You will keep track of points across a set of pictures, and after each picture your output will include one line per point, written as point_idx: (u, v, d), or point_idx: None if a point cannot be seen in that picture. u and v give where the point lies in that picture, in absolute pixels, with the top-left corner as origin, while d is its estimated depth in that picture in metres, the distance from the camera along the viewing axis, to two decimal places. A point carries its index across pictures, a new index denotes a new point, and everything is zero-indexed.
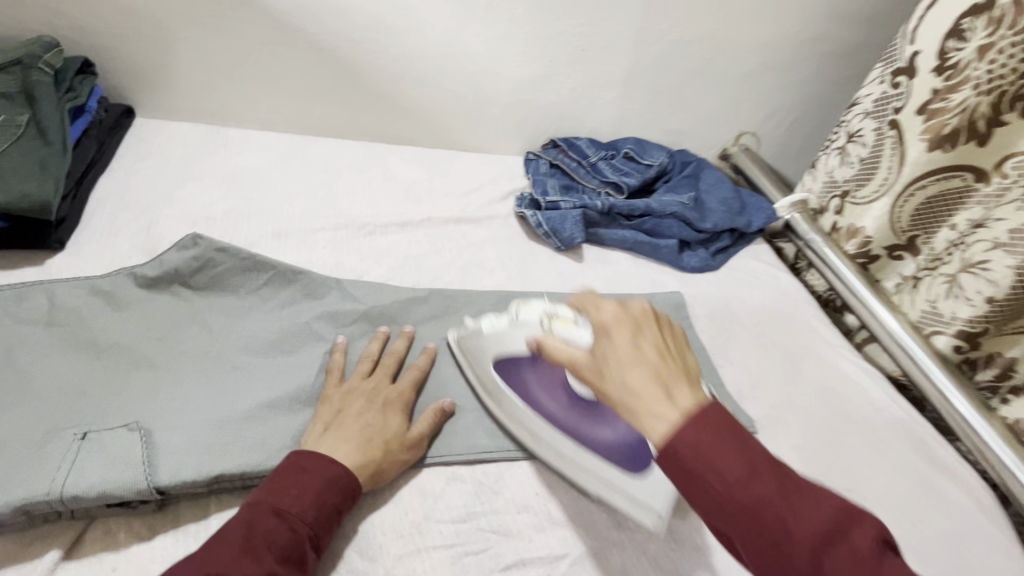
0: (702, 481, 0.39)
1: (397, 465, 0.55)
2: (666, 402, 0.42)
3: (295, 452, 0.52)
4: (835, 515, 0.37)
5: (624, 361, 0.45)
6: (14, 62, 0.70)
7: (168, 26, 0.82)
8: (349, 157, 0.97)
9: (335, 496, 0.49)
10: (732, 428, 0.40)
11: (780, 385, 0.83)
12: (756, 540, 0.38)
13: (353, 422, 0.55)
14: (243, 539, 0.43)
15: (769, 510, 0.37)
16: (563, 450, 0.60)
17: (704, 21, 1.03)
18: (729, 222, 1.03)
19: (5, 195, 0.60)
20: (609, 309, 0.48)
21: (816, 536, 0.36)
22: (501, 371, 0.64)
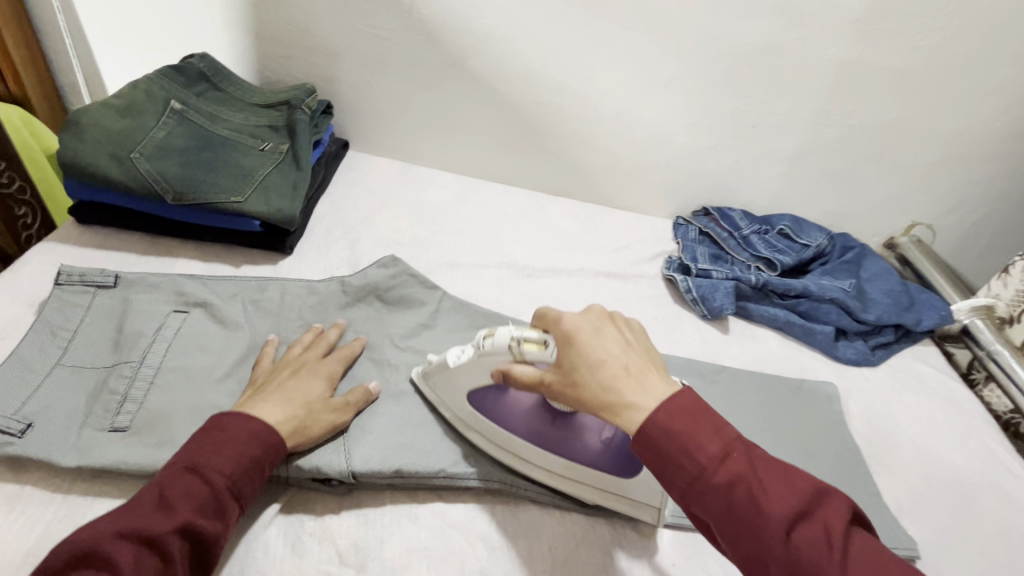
0: (681, 463, 0.45)
1: (323, 426, 0.56)
2: (642, 395, 0.48)
3: (212, 418, 0.51)
4: (809, 493, 0.43)
5: (592, 363, 0.49)
6: (285, 102, 0.87)
7: (393, 80, 0.98)
8: (514, 203, 1.06)
9: (255, 449, 0.49)
10: (708, 416, 0.46)
11: (949, 509, 0.75)
12: (729, 519, 0.43)
13: (278, 389, 0.56)
14: (157, 499, 0.43)
15: (739, 487, 0.43)
16: (554, 467, 0.58)
17: (890, 108, 0.99)
18: (896, 317, 0.96)
19: (267, 208, 0.75)
20: (568, 317, 0.52)
21: (783, 509, 0.41)
22: (478, 405, 0.60)
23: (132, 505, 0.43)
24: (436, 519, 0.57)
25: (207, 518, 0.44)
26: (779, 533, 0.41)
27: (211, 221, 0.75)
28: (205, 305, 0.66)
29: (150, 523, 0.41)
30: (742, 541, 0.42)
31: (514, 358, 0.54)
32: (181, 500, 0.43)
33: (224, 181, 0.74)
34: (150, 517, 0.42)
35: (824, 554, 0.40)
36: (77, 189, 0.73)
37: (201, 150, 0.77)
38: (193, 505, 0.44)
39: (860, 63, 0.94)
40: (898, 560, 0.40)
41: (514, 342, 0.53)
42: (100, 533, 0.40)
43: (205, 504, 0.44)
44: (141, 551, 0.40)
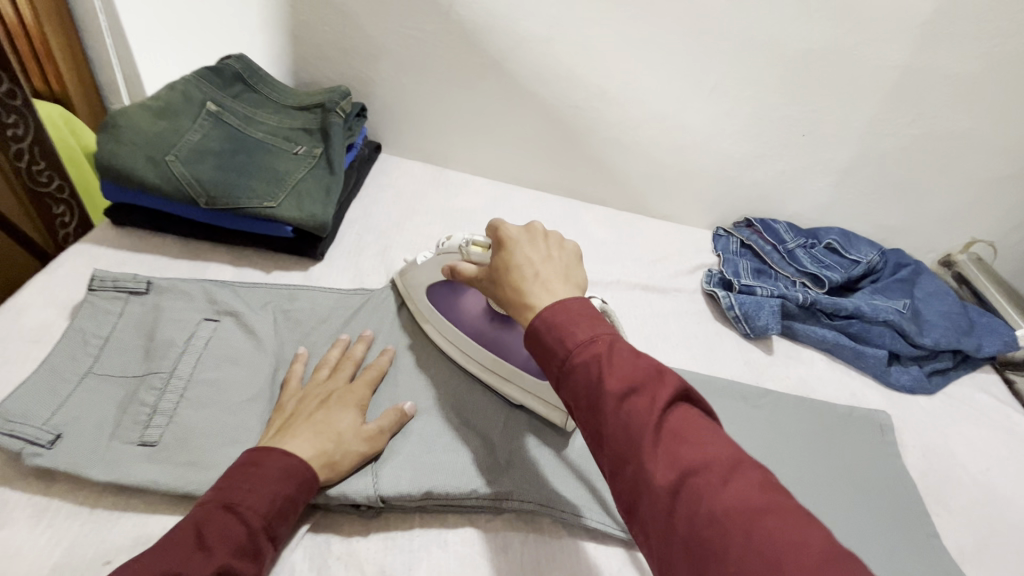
0: (551, 348, 0.45)
1: (356, 457, 0.53)
2: (543, 295, 0.49)
3: (242, 455, 0.48)
4: (651, 373, 0.41)
5: (509, 266, 0.52)
6: (319, 104, 0.86)
7: (427, 83, 0.96)
8: (548, 211, 1.03)
9: (290, 487, 0.47)
10: (583, 310, 0.46)
11: (1016, 557, 0.69)
12: (579, 398, 0.42)
13: (307, 419, 0.53)
14: (194, 539, 0.41)
15: (590, 366, 0.42)
16: (485, 360, 0.66)
17: (955, 118, 0.93)
18: (955, 341, 0.90)
19: (300, 213, 0.73)
20: (507, 228, 0.55)
21: (620, 384, 0.40)
22: (433, 298, 0.70)
23: (165, 545, 0.40)
24: (466, 546, 0.54)
25: (242, 560, 0.42)
26: (614, 406, 0.40)
27: (243, 226, 0.74)
28: (236, 313, 0.65)
29: (189, 565, 0.39)
30: (586, 415, 0.42)
31: (462, 256, 0.61)
32: (219, 541, 0.41)
33: (257, 185, 0.73)
34: (190, 557, 0.40)
35: (648, 427, 0.38)
36: (113, 192, 0.73)
37: (235, 153, 0.76)
38: (230, 546, 0.41)
39: (925, 70, 0.88)
40: (731, 442, 0.39)
41: (465, 243, 0.60)
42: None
43: (243, 545, 0.42)
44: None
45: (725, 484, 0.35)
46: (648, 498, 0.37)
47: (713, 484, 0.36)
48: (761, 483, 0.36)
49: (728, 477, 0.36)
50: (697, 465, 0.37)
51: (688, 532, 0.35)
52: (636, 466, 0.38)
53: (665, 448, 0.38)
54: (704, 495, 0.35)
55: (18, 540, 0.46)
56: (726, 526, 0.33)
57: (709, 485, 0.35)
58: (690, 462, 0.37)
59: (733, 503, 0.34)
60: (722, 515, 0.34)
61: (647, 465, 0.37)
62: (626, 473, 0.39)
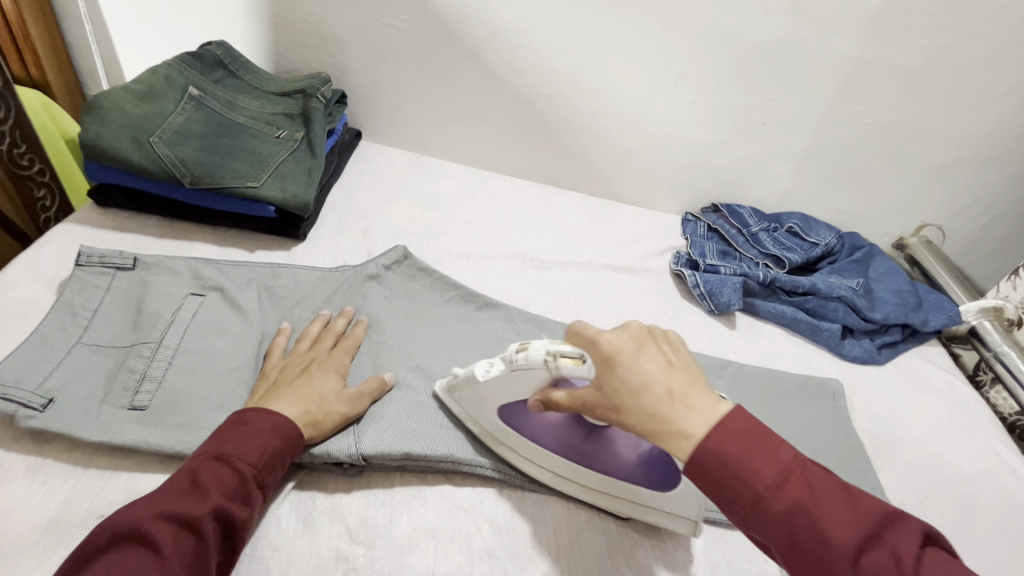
0: (734, 487, 0.43)
1: (336, 417, 0.57)
2: (690, 419, 0.45)
3: (232, 417, 0.52)
4: (870, 518, 0.42)
5: (632, 388, 0.47)
6: (300, 91, 0.88)
7: (406, 72, 0.99)
8: (524, 196, 1.07)
9: (277, 441, 0.50)
10: (749, 435, 0.44)
11: (952, 509, 0.75)
12: (792, 550, 0.42)
13: (288, 386, 0.56)
14: (188, 484, 0.44)
15: (802, 518, 0.41)
16: (591, 480, 0.58)
17: (903, 108, 0.99)
18: (903, 316, 0.96)
19: (283, 194, 0.76)
20: (607, 335, 0.49)
21: (851, 540, 0.40)
22: (507, 418, 0.59)
23: (162, 491, 0.44)
24: (444, 501, 0.58)
25: (235, 502, 0.45)
26: (846, 560, 0.40)
27: (227, 207, 0.76)
28: (221, 289, 0.67)
29: (184, 506, 0.42)
30: (811, 568, 0.41)
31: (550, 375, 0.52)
32: (213, 485, 0.44)
33: (240, 167, 0.75)
34: (185, 499, 0.43)
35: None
36: (96, 172, 0.74)
37: (218, 136, 0.78)
38: (223, 490, 0.45)
39: (874, 62, 0.94)
40: None
41: (549, 359, 0.51)
42: (142, 513, 0.41)
43: (234, 489, 0.45)
44: (180, 530, 0.41)
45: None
46: None
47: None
48: None
49: None
50: None
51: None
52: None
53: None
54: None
55: (14, 495, 0.49)
56: None
57: None
58: None
59: None
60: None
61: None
62: None
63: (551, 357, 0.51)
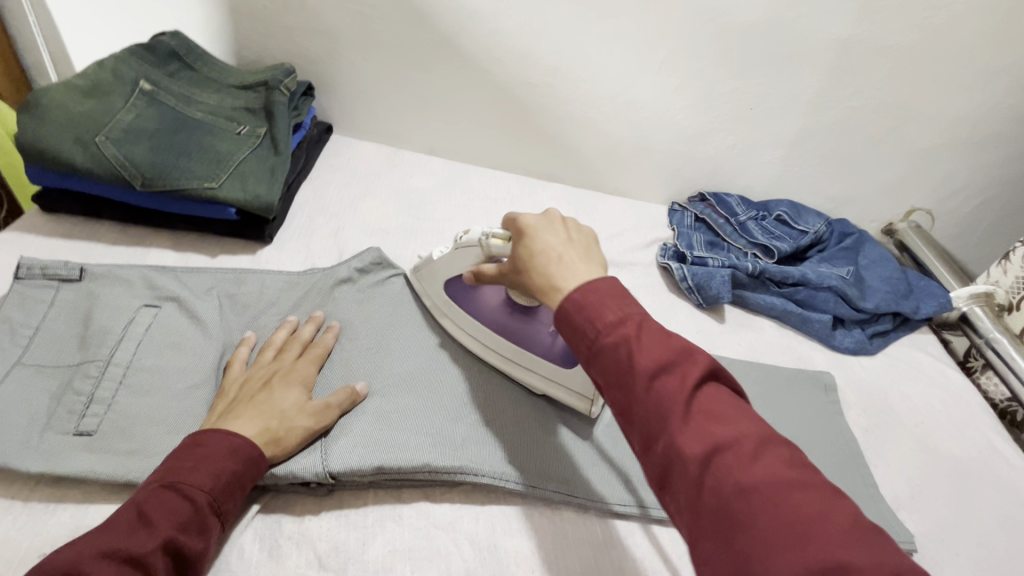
0: (579, 327, 0.44)
1: (299, 433, 0.53)
2: (567, 276, 0.48)
3: (186, 437, 0.48)
4: (680, 351, 0.41)
5: (533, 253, 0.52)
6: (262, 83, 0.83)
7: (377, 60, 0.94)
8: (505, 189, 1.03)
9: (236, 463, 0.47)
10: (612, 286, 0.45)
11: (947, 502, 0.73)
12: (606, 370, 0.42)
13: (248, 402, 0.53)
14: (134, 517, 0.41)
15: (623, 346, 0.41)
16: (507, 352, 0.67)
17: (893, 90, 0.96)
18: (894, 305, 0.94)
19: (243, 195, 0.71)
20: (526, 217, 0.55)
21: (653, 363, 0.40)
22: (451, 292, 0.69)
23: (105, 527, 0.40)
24: (421, 519, 0.55)
25: (189, 534, 0.42)
26: (645, 383, 0.40)
27: (184, 210, 0.71)
28: (178, 299, 0.63)
29: (130, 543, 0.39)
30: (614, 390, 0.41)
31: (483, 251, 0.62)
32: (162, 517, 0.41)
33: (197, 166, 0.70)
34: (131, 535, 0.40)
35: (681, 404, 0.38)
36: (39, 175, 0.69)
37: (173, 134, 0.73)
38: (174, 521, 0.41)
39: (864, 43, 0.91)
40: (759, 422, 0.39)
41: (484, 236, 0.61)
42: (80, 555, 0.37)
43: (187, 520, 0.42)
44: (126, 570, 0.38)
45: (755, 457, 0.36)
46: (680, 469, 0.37)
47: (744, 458, 0.36)
48: (789, 458, 0.36)
49: (757, 451, 0.36)
50: (726, 441, 0.37)
51: (715, 501, 0.35)
52: (668, 442, 0.38)
53: (695, 422, 0.38)
54: (734, 469, 0.36)
55: None
56: (757, 500, 0.34)
57: (739, 461, 0.36)
58: (720, 436, 0.37)
59: (765, 477, 0.35)
60: (755, 487, 0.34)
61: (677, 439, 0.38)
62: (656, 445, 0.39)
63: (487, 236, 0.61)
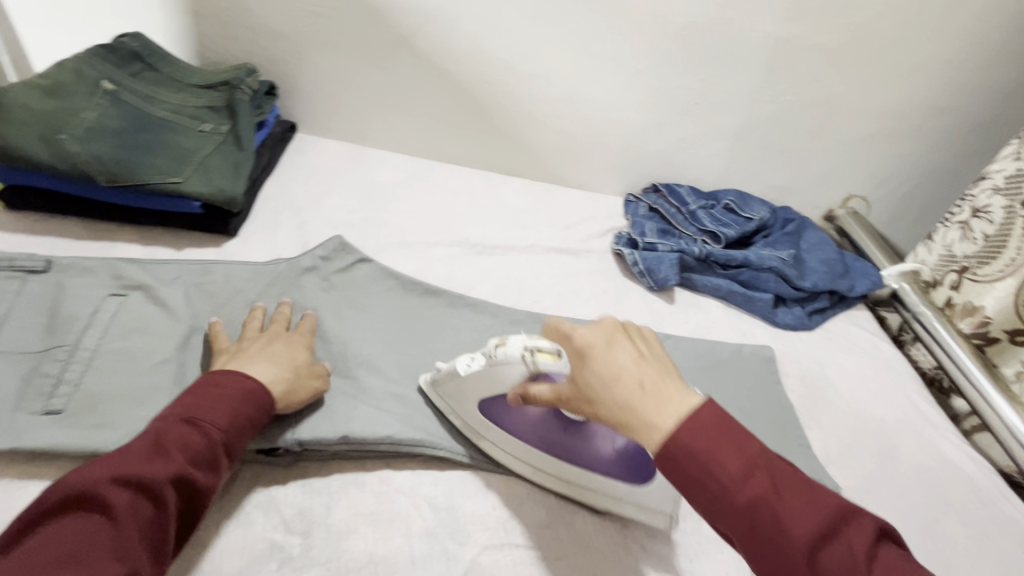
0: (699, 481, 0.43)
1: (308, 390, 0.59)
2: (662, 413, 0.45)
3: (203, 379, 0.52)
4: (826, 509, 0.41)
5: (605, 381, 0.48)
6: (225, 82, 0.85)
7: (338, 61, 0.97)
8: (466, 184, 1.07)
9: (246, 408, 0.51)
10: (723, 429, 0.44)
11: (873, 459, 0.80)
12: (755, 543, 0.41)
13: (262, 355, 0.58)
14: (152, 447, 0.45)
15: (764, 510, 0.41)
16: (569, 475, 0.59)
17: (823, 85, 1.04)
18: (830, 283, 1.02)
19: (208, 188, 0.74)
20: (582, 332, 0.50)
21: (811, 534, 0.40)
22: (487, 412, 0.60)
23: (125, 453, 0.44)
24: (382, 484, 0.58)
25: (199, 468, 0.46)
26: (801, 550, 0.40)
27: (150, 204, 0.74)
28: (144, 288, 0.65)
29: (146, 470, 0.43)
30: (764, 556, 0.41)
31: (528, 371, 0.55)
32: (177, 450, 0.45)
33: (162, 162, 0.73)
34: (148, 463, 0.44)
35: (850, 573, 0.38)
36: (4, 173, 0.71)
37: (136, 131, 0.75)
38: (188, 455, 0.45)
39: (794, 42, 0.98)
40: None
41: (527, 353, 0.55)
42: (98, 478, 0.41)
43: (199, 456, 0.46)
44: (138, 497, 0.41)
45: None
46: None
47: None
48: None
49: None
50: None
51: None
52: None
53: None
54: None
55: None
56: None
57: None
58: None
59: None
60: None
61: None
62: None
63: (529, 353, 0.55)
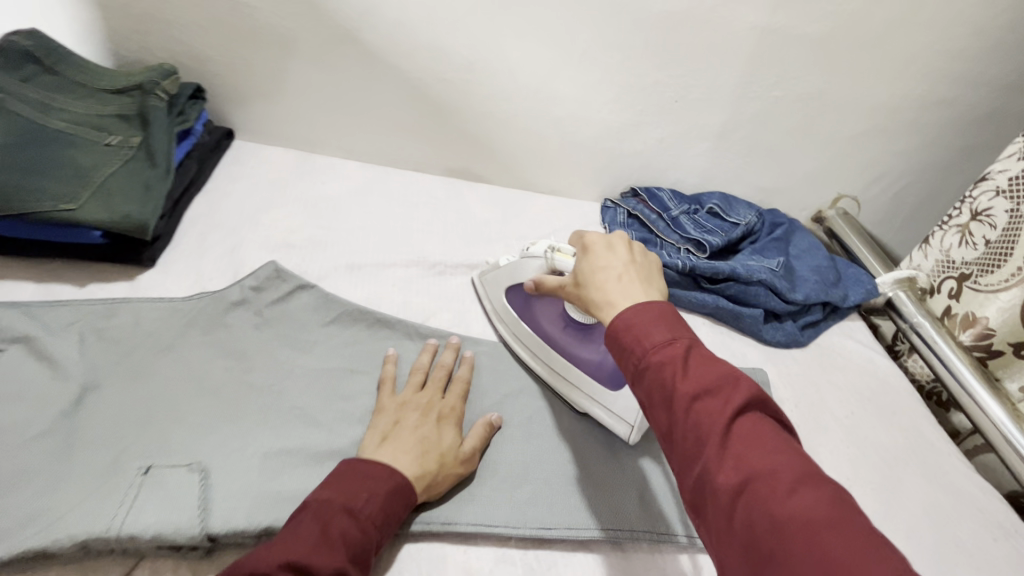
0: (626, 345, 0.46)
1: (451, 479, 0.56)
2: (621, 296, 0.49)
3: (360, 459, 0.52)
4: (725, 379, 0.42)
5: (592, 270, 0.53)
6: (135, 87, 0.74)
7: (273, 56, 0.86)
8: (427, 193, 0.97)
9: (400, 505, 0.50)
10: (663, 310, 0.46)
11: (875, 494, 0.73)
12: (648, 392, 0.43)
13: (409, 433, 0.56)
14: (320, 537, 0.43)
15: (664, 366, 0.43)
16: (556, 366, 0.71)
17: (811, 79, 0.96)
18: (823, 294, 0.94)
19: (110, 215, 0.63)
20: (592, 235, 0.57)
21: (694, 388, 0.41)
22: (512, 300, 0.76)
23: (292, 540, 0.42)
24: None
25: (355, 567, 0.44)
26: (684, 406, 0.41)
27: (38, 234, 0.62)
28: (28, 340, 0.55)
29: (315, 562, 0.41)
30: (655, 409, 0.43)
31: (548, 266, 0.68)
32: (340, 543, 0.44)
33: (50, 185, 0.62)
34: (314, 553, 0.42)
35: (719, 431, 0.39)
36: None
37: (20, 149, 0.63)
38: (347, 551, 0.44)
39: (781, 32, 0.89)
40: (807, 460, 0.38)
41: (550, 251, 0.67)
42: (268, 564, 0.40)
43: (356, 554, 0.44)
44: None
45: (793, 492, 0.36)
46: (713, 495, 0.38)
47: (779, 491, 0.36)
48: (831, 497, 0.35)
49: (793, 486, 0.36)
50: (763, 473, 0.37)
51: (749, 531, 0.36)
52: (701, 467, 0.39)
53: (732, 451, 0.38)
54: (768, 500, 0.36)
55: None
56: (791, 536, 0.34)
57: (773, 495, 0.36)
58: (758, 467, 0.37)
59: (798, 511, 0.34)
60: (785, 523, 0.34)
61: (712, 465, 0.38)
62: (693, 470, 0.40)
63: (551, 251, 0.67)
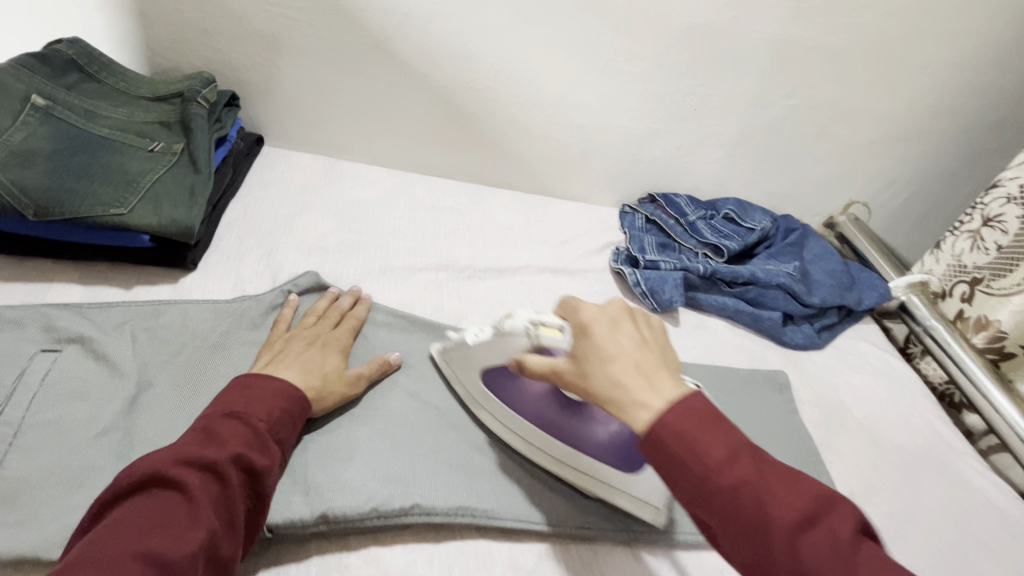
0: (682, 463, 0.42)
1: (336, 396, 0.60)
2: (653, 393, 0.45)
3: (239, 378, 0.54)
4: (812, 496, 0.40)
5: (603, 357, 0.47)
6: (177, 94, 0.76)
7: (305, 64, 0.88)
8: (452, 198, 0.99)
9: (284, 402, 0.53)
10: (707, 409, 0.43)
11: (897, 492, 0.75)
12: (731, 523, 0.40)
13: (294, 357, 0.60)
14: (203, 438, 0.46)
15: (743, 489, 0.40)
16: (558, 452, 0.61)
17: (826, 87, 0.99)
18: (838, 298, 0.96)
19: (158, 219, 0.65)
20: (587, 309, 0.50)
21: (791, 515, 0.38)
22: (490, 383, 0.63)
23: (176, 446, 0.45)
24: (369, 567, 0.53)
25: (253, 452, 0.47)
26: (784, 540, 0.38)
27: (88, 239, 0.65)
28: (83, 339, 0.57)
29: (202, 454, 0.44)
30: (746, 544, 0.40)
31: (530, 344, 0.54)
32: (227, 438, 0.47)
33: (101, 190, 0.63)
34: (203, 449, 0.45)
35: (832, 562, 0.37)
36: None
37: (70, 154, 0.65)
38: (240, 442, 0.47)
39: (798, 43, 0.92)
40: None
41: (532, 326, 0.54)
42: (159, 463, 0.43)
43: (249, 442, 0.48)
44: (205, 477, 0.43)
45: None
46: None
47: None
48: None
49: None
50: None
51: None
52: None
53: None
54: None
55: None
56: None
57: None
58: None
59: None
60: None
61: None
62: None
63: (533, 325, 0.54)
